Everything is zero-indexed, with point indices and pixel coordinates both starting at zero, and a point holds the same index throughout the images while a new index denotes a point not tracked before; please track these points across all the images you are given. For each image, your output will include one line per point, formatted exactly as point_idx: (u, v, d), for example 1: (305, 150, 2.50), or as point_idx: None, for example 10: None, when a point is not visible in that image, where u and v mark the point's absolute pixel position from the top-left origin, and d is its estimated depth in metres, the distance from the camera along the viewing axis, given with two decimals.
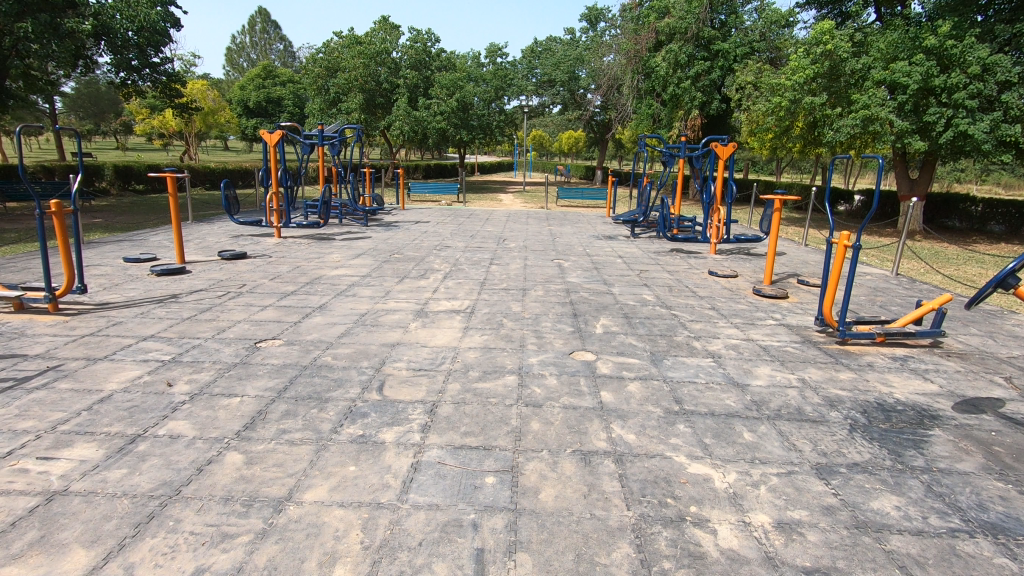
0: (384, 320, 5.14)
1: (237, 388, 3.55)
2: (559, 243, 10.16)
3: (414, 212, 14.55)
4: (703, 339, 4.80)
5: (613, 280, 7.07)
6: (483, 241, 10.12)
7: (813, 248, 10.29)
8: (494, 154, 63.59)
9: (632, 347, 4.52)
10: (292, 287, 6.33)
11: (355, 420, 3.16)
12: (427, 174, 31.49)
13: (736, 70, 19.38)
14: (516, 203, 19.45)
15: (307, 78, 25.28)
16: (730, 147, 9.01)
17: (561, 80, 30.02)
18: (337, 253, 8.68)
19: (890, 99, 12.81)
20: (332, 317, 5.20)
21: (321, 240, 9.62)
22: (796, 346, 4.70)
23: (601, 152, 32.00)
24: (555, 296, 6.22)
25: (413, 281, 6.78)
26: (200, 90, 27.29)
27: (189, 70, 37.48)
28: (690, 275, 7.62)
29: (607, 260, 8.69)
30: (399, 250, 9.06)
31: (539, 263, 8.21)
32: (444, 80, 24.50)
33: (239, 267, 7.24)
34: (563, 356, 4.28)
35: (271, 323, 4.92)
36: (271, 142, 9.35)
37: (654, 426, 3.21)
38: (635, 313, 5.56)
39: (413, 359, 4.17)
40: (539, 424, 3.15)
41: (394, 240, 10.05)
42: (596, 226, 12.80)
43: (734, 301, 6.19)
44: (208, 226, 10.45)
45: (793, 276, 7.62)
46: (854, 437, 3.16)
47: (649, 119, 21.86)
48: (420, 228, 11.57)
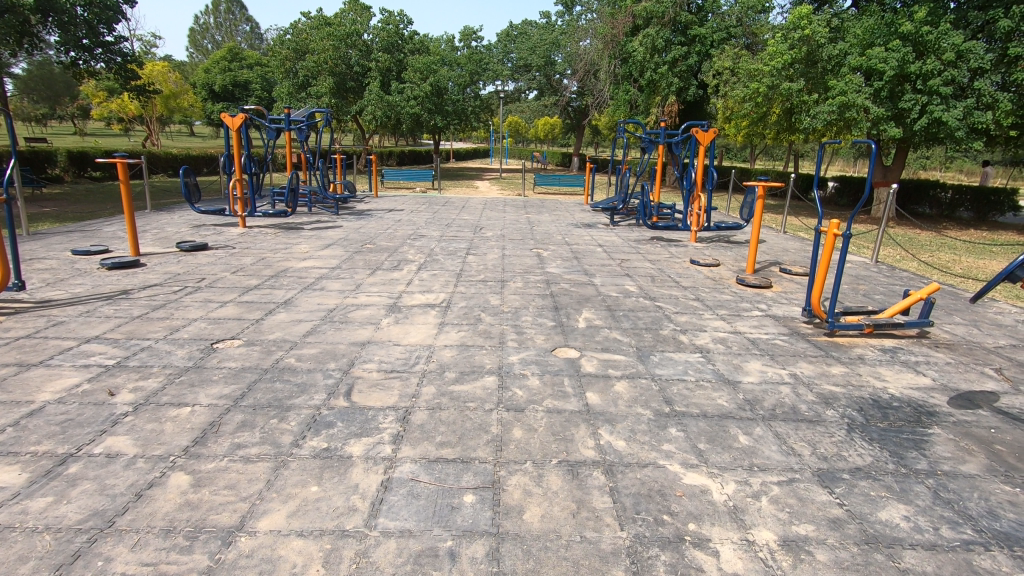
0: (354, 316, 4.83)
1: (188, 396, 3.22)
2: (538, 232, 9.90)
3: (388, 200, 14.11)
4: (689, 333, 4.62)
5: (594, 270, 6.85)
6: (459, 230, 9.80)
7: (792, 236, 10.23)
8: (470, 140, 62.83)
9: (618, 343, 4.31)
10: (256, 281, 5.95)
11: (319, 431, 2.87)
12: (401, 161, 30.84)
13: (713, 56, 19.27)
14: (492, 190, 19.11)
15: (274, 60, 24.36)
16: (711, 133, 8.83)
17: (537, 65, 29.58)
18: (305, 243, 8.26)
19: (866, 85, 12.81)
20: (297, 313, 4.86)
21: (289, 230, 9.18)
22: (785, 339, 4.55)
23: (578, 139, 31.74)
24: (535, 288, 5.97)
25: (386, 273, 6.45)
26: (160, 73, 26.05)
27: (149, 52, 35.88)
28: (672, 264, 7.45)
29: (587, 249, 8.47)
30: (371, 239, 8.68)
31: (518, 253, 7.94)
32: (417, 64, 23.85)
33: (198, 259, 6.80)
34: (544, 354, 4.04)
35: (230, 321, 4.56)
36: (233, 127, 8.84)
37: (645, 430, 2.99)
38: (618, 305, 5.35)
39: (385, 359, 3.88)
40: (521, 432, 2.91)
41: (366, 229, 9.66)
42: (575, 213, 12.56)
43: (718, 291, 6.04)
44: (168, 215, 9.89)
45: (775, 264, 7.51)
46: (854, 438, 2.99)
47: (626, 105, 21.68)
48: (393, 217, 11.18)
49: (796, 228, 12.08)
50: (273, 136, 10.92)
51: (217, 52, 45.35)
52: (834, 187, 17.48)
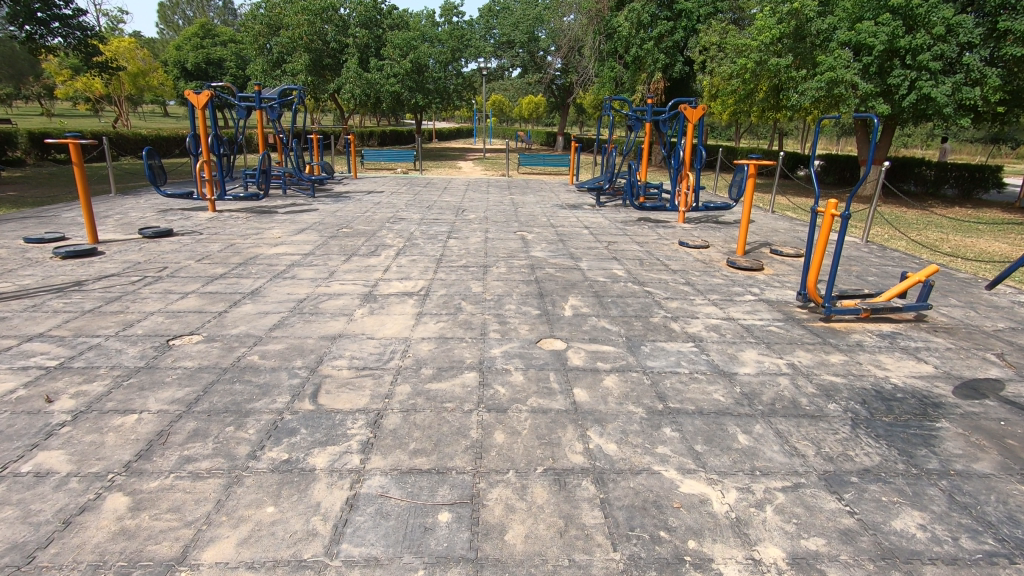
0: (325, 307, 4.52)
1: (135, 402, 2.91)
2: (522, 214, 9.59)
3: (367, 182, 13.67)
4: (681, 320, 4.40)
5: (580, 254, 6.60)
6: (440, 212, 9.46)
7: (781, 216, 10.05)
8: (453, 119, 61.71)
9: (606, 332, 4.07)
10: (223, 269, 5.59)
11: (280, 440, 2.59)
12: (383, 141, 30.13)
13: (700, 31, 18.88)
14: (476, 171, 18.67)
15: (247, 36, 23.43)
16: (700, 109, 8.54)
17: (520, 41, 28.88)
18: (278, 228, 7.88)
19: (855, 60, 12.56)
20: (265, 305, 4.54)
21: (261, 214, 8.76)
22: (781, 325, 4.34)
23: (562, 118, 31.23)
24: (519, 273, 5.70)
25: (362, 259, 6.12)
26: (127, 49, 24.93)
27: (116, 28, 34.41)
28: (661, 246, 7.21)
29: (572, 231, 8.20)
30: (348, 223, 8.32)
31: (501, 236, 7.64)
32: (397, 40, 23.09)
33: (162, 247, 6.41)
34: (529, 346, 3.79)
35: (190, 315, 4.22)
36: (199, 104, 8.36)
37: (637, 431, 2.76)
38: (606, 291, 5.10)
39: (357, 354, 3.59)
40: (503, 436, 2.66)
41: (343, 213, 9.27)
42: (560, 194, 12.25)
43: (708, 274, 5.82)
44: (133, 199, 9.40)
45: (765, 246, 7.31)
46: (859, 436, 2.80)
47: (611, 82, 21.24)
48: (373, 199, 10.78)
49: (783, 208, 11.93)
50: (243, 114, 10.39)
51: (188, 28, 43.66)
52: (820, 165, 17.35)
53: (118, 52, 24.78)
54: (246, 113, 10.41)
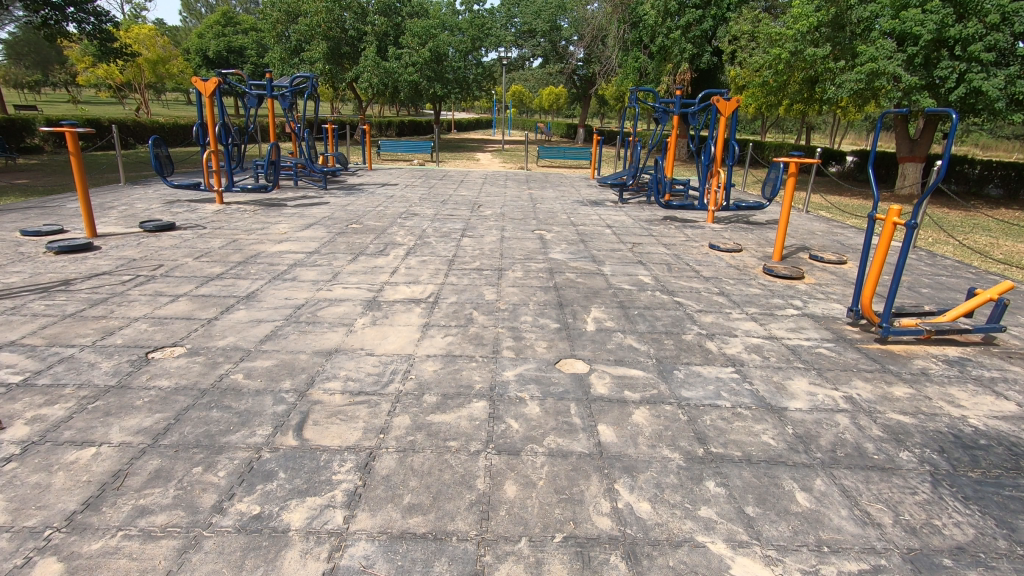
0: (325, 315, 4.14)
1: (96, 431, 2.55)
2: (541, 210, 9.13)
3: (382, 174, 13.32)
4: (717, 339, 3.92)
5: (603, 257, 6.13)
6: (455, 208, 9.06)
7: (816, 217, 9.44)
8: (472, 109, 61.17)
9: (634, 353, 3.62)
10: (222, 268, 5.26)
11: (252, 488, 2.21)
12: (401, 132, 29.77)
13: (730, 19, 18.12)
14: (494, 163, 18.23)
15: (266, 24, 23.16)
16: (734, 101, 7.95)
17: (542, 30, 28.16)
18: (285, 223, 7.54)
19: (899, 51, 11.81)
20: (260, 311, 4.17)
21: (270, 207, 8.45)
22: (831, 348, 3.85)
23: (583, 109, 30.54)
24: (536, 278, 5.26)
25: (369, 259, 5.72)
26: (147, 36, 24.86)
27: (139, 15, 34.48)
28: (689, 249, 6.71)
29: (594, 231, 7.72)
30: (358, 218, 7.95)
31: (518, 235, 7.20)
32: (416, 27, 22.61)
33: (161, 242, 6.10)
34: (546, 368, 3.35)
35: (177, 322, 3.87)
36: (206, 92, 8.03)
37: (675, 486, 2.31)
38: (632, 301, 4.65)
39: (354, 374, 3.19)
40: (515, 489, 2.24)
41: (353, 206, 8.91)
42: (580, 189, 11.75)
43: (744, 283, 5.32)
44: (141, 190, 9.14)
45: (804, 251, 6.76)
46: (943, 498, 2.32)
47: (635, 73, 20.56)
48: (386, 192, 10.42)
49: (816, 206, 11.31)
50: (253, 103, 10.03)
51: (209, 16, 43.62)
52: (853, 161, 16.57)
53: (138, 39, 24.73)
54: (256, 102, 10.05)
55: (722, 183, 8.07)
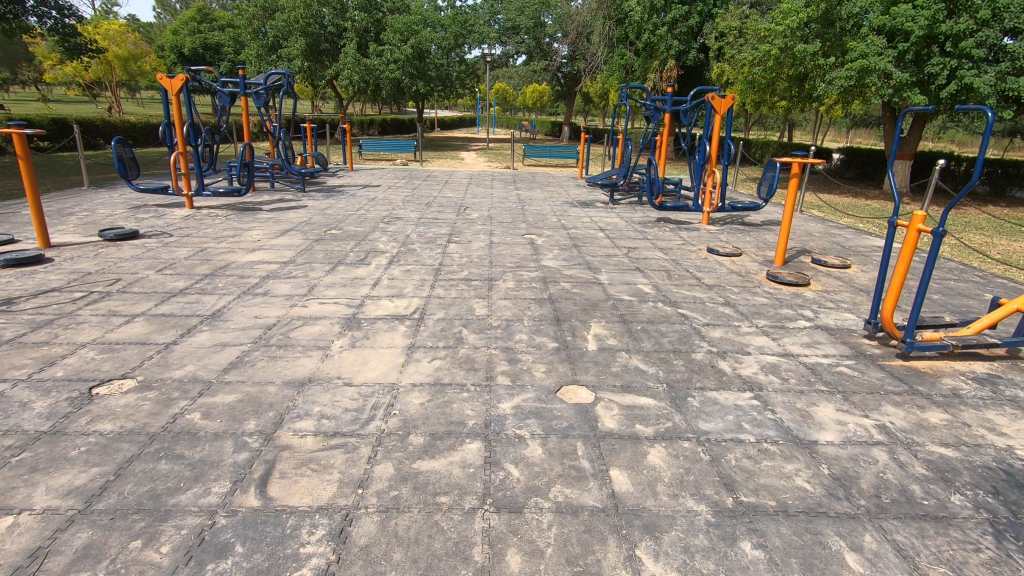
0: (298, 336, 3.74)
1: (17, 494, 2.14)
2: (529, 212, 8.79)
3: (364, 175, 12.88)
4: (730, 358, 3.60)
5: (598, 264, 5.80)
6: (440, 211, 8.67)
7: (811, 217, 9.22)
8: (456, 107, 60.63)
9: (641, 377, 3.28)
10: (188, 281, 4.83)
11: (201, 569, 1.82)
12: (384, 131, 29.21)
13: (716, 16, 17.94)
14: (478, 162, 17.84)
15: (241, 19, 22.43)
16: (728, 99, 7.68)
17: (526, 27, 27.74)
18: (260, 229, 7.10)
19: (889, 47, 11.67)
20: (226, 332, 3.75)
21: (244, 212, 7.98)
22: (852, 367, 3.55)
23: (568, 107, 30.25)
24: (529, 288, 4.91)
25: (349, 270, 5.33)
26: (116, 32, 23.99)
27: (110, 11, 33.43)
28: (687, 254, 6.42)
29: (586, 234, 7.40)
30: (337, 223, 7.52)
31: (507, 240, 6.84)
32: (397, 24, 22.10)
33: (122, 252, 5.63)
34: (546, 398, 2.99)
35: (131, 348, 3.43)
36: (173, 90, 7.53)
37: (706, 549, 1.98)
38: (634, 314, 4.31)
39: (329, 410, 2.80)
40: (519, 562, 1.88)
41: (333, 210, 8.47)
42: (569, 190, 11.42)
43: (749, 292, 5.02)
44: (105, 194, 8.59)
45: (805, 254, 6.51)
46: (1011, 556, 2.01)
47: (621, 70, 20.30)
48: (367, 194, 9.99)
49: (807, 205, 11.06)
50: (226, 101, 9.51)
51: (185, 12, 42.53)
52: (840, 158, 16.50)
53: (107, 34, 23.87)
54: (229, 100, 9.53)
55: (717, 184, 7.80)
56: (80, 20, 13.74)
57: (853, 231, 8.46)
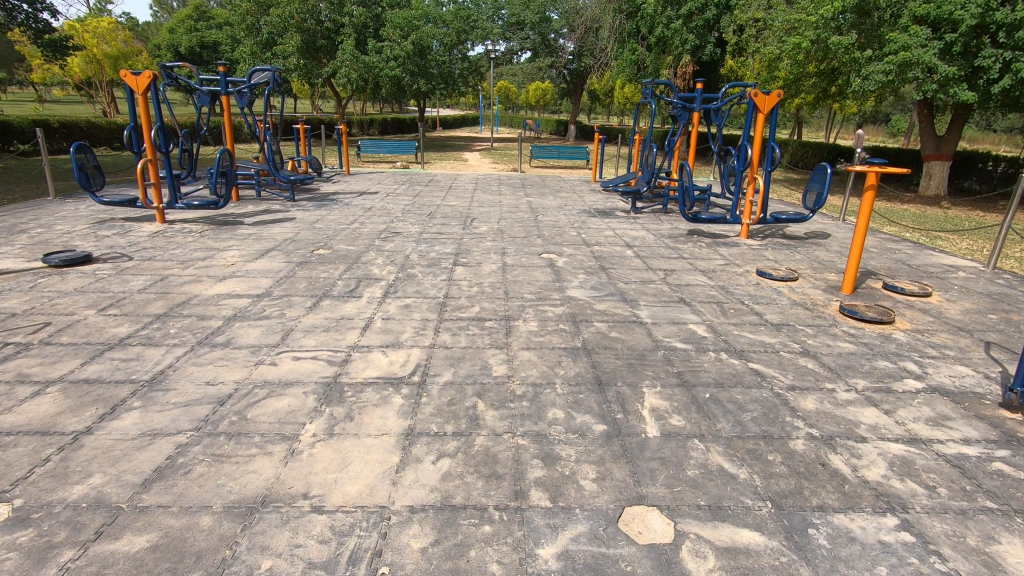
0: (257, 417, 2.78)
1: None
2: (544, 224, 7.86)
3: (361, 180, 11.97)
4: (842, 449, 2.65)
5: (634, 294, 4.86)
6: (444, 223, 7.76)
7: (858, 226, 8.27)
8: (460, 104, 59.70)
9: (734, 489, 2.33)
10: (134, 324, 3.90)
11: None
12: (384, 130, 28.27)
13: (735, 8, 16.98)
14: (484, 164, 16.98)
15: (235, 16, 21.49)
16: (774, 96, 6.72)
17: (531, 22, 26.64)
18: (238, 248, 6.19)
19: (933, 38, 10.68)
20: (163, 411, 2.82)
21: (223, 226, 7.09)
22: (1014, 462, 2.59)
23: (574, 105, 29.31)
24: (556, 332, 3.97)
25: (336, 305, 4.40)
26: (106, 29, 23.10)
27: (103, 10, 32.55)
28: (734, 279, 5.50)
29: (612, 251, 6.47)
30: (327, 239, 6.59)
31: (522, 259, 5.92)
32: (397, 18, 21.17)
33: (65, 283, 4.72)
34: (606, 535, 2.05)
35: (25, 443, 2.51)
36: (138, 89, 6.60)
37: None
38: (695, 373, 3.37)
39: (284, 568, 1.86)
40: None
41: (324, 223, 7.55)
42: (584, 196, 10.48)
43: (827, 335, 4.07)
44: (71, 206, 7.70)
45: (873, 278, 5.55)
46: None
47: (632, 66, 19.34)
48: (364, 203, 9.08)
49: (833, 209, 10.04)
50: (205, 101, 8.57)
51: (182, 10, 41.75)
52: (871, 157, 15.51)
53: (96, 32, 23.01)
54: (209, 99, 8.58)
55: (759, 193, 6.90)
56: (54, 14, 12.80)
57: (910, 244, 7.50)
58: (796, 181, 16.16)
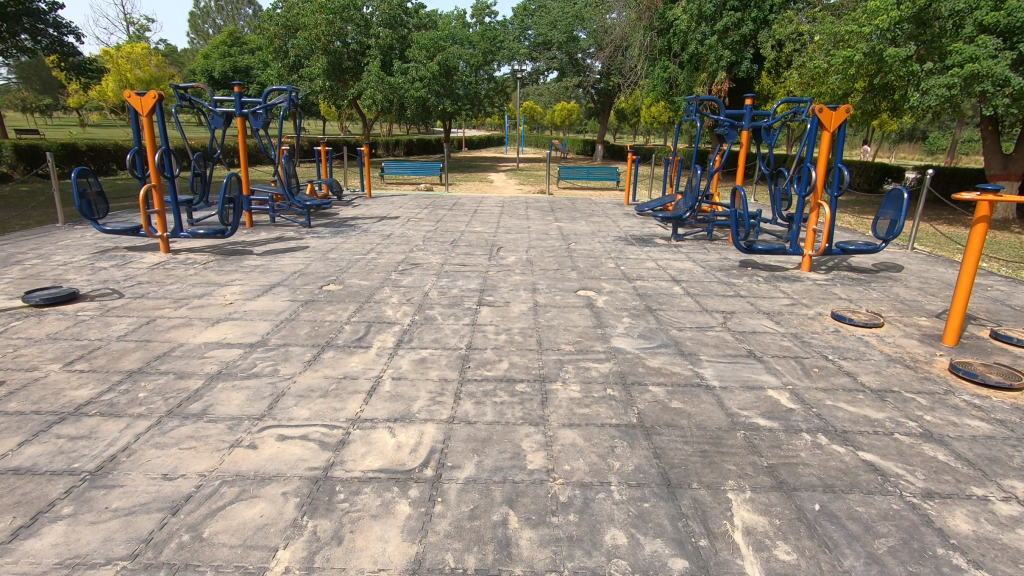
0: (217, 536, 2.09)
1: None
2: (578, 253, 7.15)
3: (382, 203, 11.47)
4: None
5: (692, 345, 4.09)
6: (468, 252, 7.12)
7: (932, 256, 7.34)
8: (486, 125, 59.89)
9: None
10: (99, 385, 3.29)
11: None
12: (410, 151, 28.09)
13: (773, 23, 16.26)
14: (510, 185, 16.41)
15: (263, 40, 21.61)
16: (842, 111, 5.92)
17: (558, 41, 26.00)
18: (242, 282, 5.63)
19: (1004, 49, 9.77)
20: (95, 523, 2.15)
21: (232, 257, 6.57)
22: None
23: (602, 124, 28.71)
24: (604, 401, 3.21)
25: (340, 359, 3.74)
26: (139, 55, 23.52)
27: (141, 37, 33.48)
28: (807, 325, 4.68)
29: (657, 288, 5.71)
30: (340, 272, 5.99)
31: (556, 298, 5.20)
32: (423, 40, 20.96)
33: (40, 327, 4.18)
34: None
35: None
36: (143, 110, 6.19)
37: None
38: (794, 470, 2.56)
39: None
40: None
41: (338, 253, 6.98)
42: (618, 221, 9.75)
43: (949, 408, 3.22)
44: (78, 233, 7.30)
45: (977, 324, 4.65)
46: None
47: (663, 85, 18.70)
48: (383, 230, 8.51)
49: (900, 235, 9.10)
50: (219, 123, 8.21)
51: (216, 36, 42.88)
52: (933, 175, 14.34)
53: (130, 57, 23.44)
54: (223, 121, 8.24)
55: (825, 221, 6.12)
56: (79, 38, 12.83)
57: (999, 278, 6.55)
58: (842, 203, 15.16)
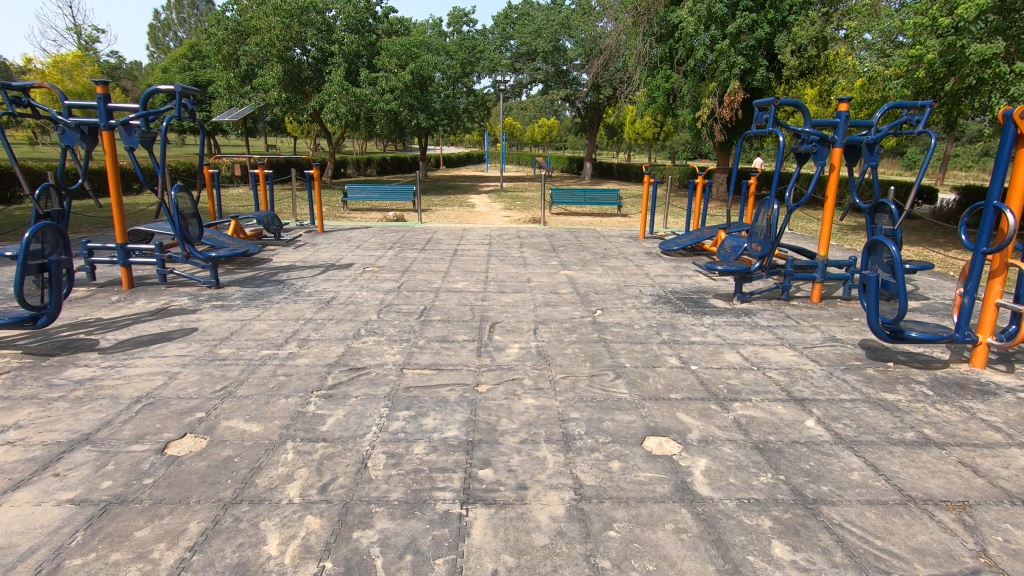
0: None
1: None
2: (612, 335, 4.71)
3: (334, 241, 8.91)
4: None
5: None
6: (442, 335, 4.61)
7: None
8: (463, 141, 58.13)
9: None
10: None
11: None
12: (384, 170, 25.63)
13: (792, 25, 14.29)
14: (496, 212, 14.01)
15: (208, 45, 18.89)
16: None
17: (543, 51, 23.89)
18: (21, 432, 3.03)
19: None
20: None
21: (50, 361, 3.95)
22: None
23: (592, 141, 26.56)
24: None
25: None
26: (71, 64, 20.74)
27: (89, 48, 30.56)
28: None
29: (776, 422, 3.26)
30: (220, 399, 3.42)
31: (612, 471, 2.71)
32: (394, 46, 18.57)
33: None
34: None
35: None
36: None
37: None
38: None
39: None
40: None
41: (239, 344, 4.39)
42: (646, 268, 7.33)
43: None
44: None
45: None
46: None
47: (667, 96, 16.78)
48: (322, 291, 5.95)
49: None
50: (74, 140, 5.57)
51: (176, 50, 40.00)
52: None
53: (60, 68, 20.66)
54: (81, 137, 5.61)
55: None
56: None
57: None
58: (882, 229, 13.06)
